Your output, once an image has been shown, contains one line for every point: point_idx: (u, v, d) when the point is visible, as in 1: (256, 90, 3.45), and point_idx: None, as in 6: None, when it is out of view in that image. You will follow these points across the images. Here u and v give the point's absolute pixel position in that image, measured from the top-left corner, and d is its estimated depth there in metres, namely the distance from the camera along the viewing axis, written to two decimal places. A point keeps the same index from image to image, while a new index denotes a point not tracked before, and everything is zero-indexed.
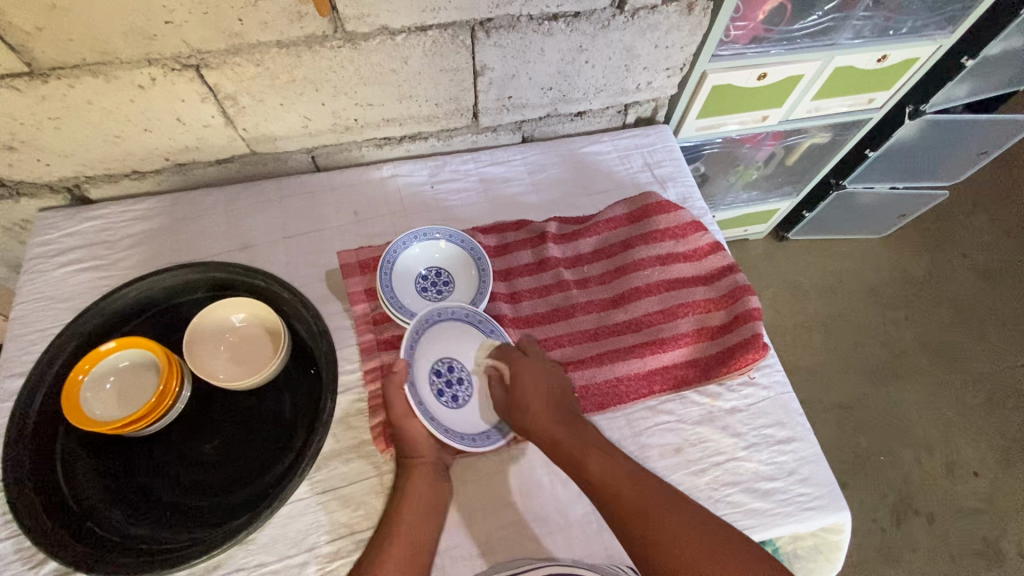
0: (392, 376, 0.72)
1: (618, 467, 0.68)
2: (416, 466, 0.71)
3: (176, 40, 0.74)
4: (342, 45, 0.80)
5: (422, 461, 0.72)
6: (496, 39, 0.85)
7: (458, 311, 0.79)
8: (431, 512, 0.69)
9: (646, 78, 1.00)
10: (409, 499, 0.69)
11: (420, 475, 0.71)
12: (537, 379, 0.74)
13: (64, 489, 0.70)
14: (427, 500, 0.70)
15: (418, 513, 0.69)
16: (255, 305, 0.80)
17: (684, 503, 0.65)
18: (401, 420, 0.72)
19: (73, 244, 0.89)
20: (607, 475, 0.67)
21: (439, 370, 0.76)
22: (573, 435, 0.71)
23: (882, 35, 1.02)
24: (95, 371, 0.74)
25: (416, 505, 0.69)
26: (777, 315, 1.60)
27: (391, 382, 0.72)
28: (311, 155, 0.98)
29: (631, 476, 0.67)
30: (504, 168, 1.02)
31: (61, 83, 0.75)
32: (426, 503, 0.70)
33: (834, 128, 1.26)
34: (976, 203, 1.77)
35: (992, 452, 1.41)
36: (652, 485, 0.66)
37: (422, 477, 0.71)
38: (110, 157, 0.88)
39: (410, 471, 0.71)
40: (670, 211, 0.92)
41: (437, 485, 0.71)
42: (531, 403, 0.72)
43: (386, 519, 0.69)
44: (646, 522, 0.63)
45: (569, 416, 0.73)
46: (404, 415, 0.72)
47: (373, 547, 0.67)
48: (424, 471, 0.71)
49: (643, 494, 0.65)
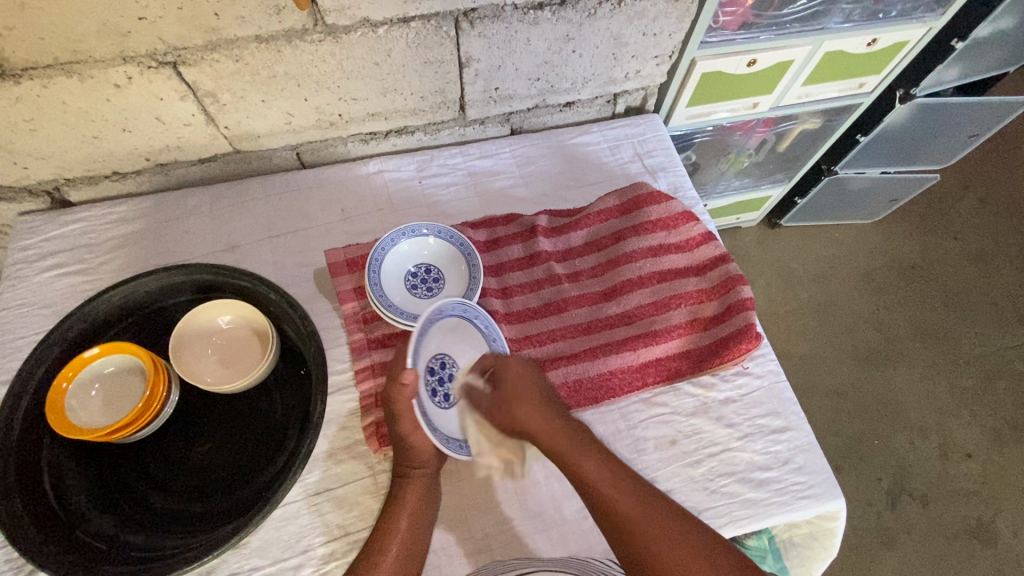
0: (400, 388, 0.66)
1: (616, 477, 0.65)
2: (415, 477, 0.70)
3: (151, 37, 0.72)
4: (322, 38, 0.78)
5: (422, 473, 0.70)
6: (481, 30, 0.83)
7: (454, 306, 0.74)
8: (426, 523, 0.68)
9: (635, 67, 0.99)
10: (405, 509, 0.68)
11: (416, 487, 0.69)
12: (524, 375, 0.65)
13: (52, 498, 0.68)
14: (423, 513, 0.69)
15: (412, 524, 0.67)
16: (242, 306, 0.79)
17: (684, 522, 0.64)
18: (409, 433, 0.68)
19: (55, 248, 0.87)
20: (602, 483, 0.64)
21: (433, 368, 0.72)
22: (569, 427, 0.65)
23: (871, 18, 1.01)
24: (79, 378, 0.73)
25: (411, 515, 0.68)
26: (770, 302, 1.60)
27: (399, 395, 0.67)
28: (296, 152, 0.97)
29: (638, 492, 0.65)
30: (492, 161, 1.01)
31: (35, 84, 0.73)
32: (422, 514, 0.68)
33: (825, 114, 1.25)
34: (967, 185, 1.77)
35: (985, 433, 1.42)
36: (654, 502, 0.64)
37: (418, 489, 0.69)
38: (90, 158, 0.86)
39: (408, 482, 0.69)
40: (661, 202, 0.91)
41: (431, 497, 0.70)
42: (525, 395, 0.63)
43: (378, 526, 0.67)
44: (648, 544, 0.62)
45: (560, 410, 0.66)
46: (411, 428, 0.68)
47: (364, 555, 0.66)
48: (421, 482, 0.70)
49: (648, 517, 0.63)
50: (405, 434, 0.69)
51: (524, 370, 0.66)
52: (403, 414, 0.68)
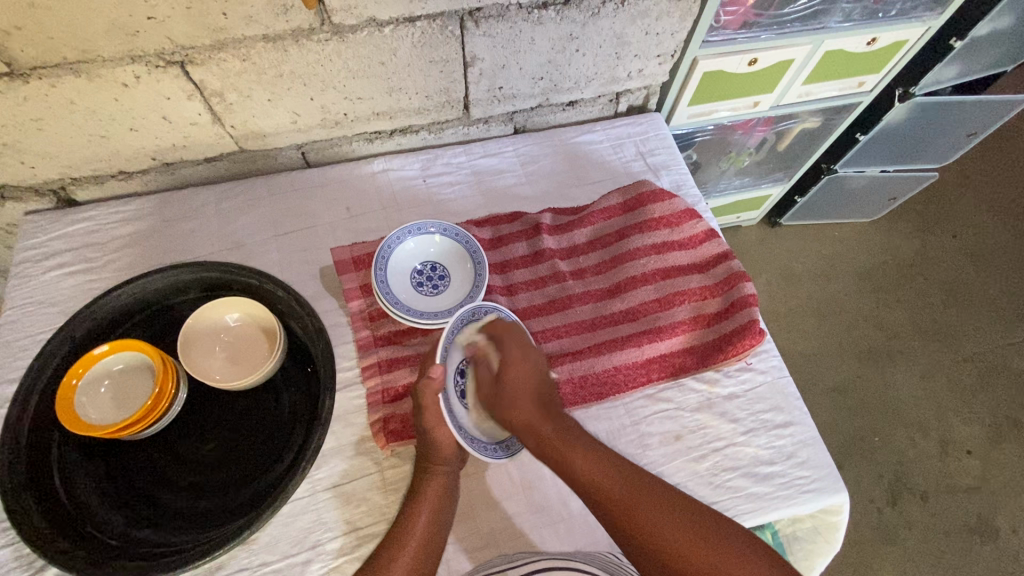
0: (428, 382, 0.69)
1: (611, 465, 0.66)
2: (436, 473, 0.70)
3: (159, 37, 0.73)
4: (329, 38, 0.78)
5: (443, 470, 0.70)
6: (485, 29, 0.84)
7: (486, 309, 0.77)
8: (444, 519, 0.68)
9: (637, 66, 0.99)
10: (424, 504, 0.68)
11: (437, 483, 0.69)
12: (523, 360, 0.73)
13: (63, 496, 0.69)
14: (442, 509, 0.68)
15: (431, 521, 0.67)
16: (249, 304, 0.79)
17: (688, 506, 0.62)
18: (432, 428, 0.69)
19: (62, 247, 0.88)
20: (599, 478, 0.64)
21: (462, 370, 0.75)
22: (556, 428, 0.68)
23: (870, 18, 1.02)
24: (89, 375, 0.73)
25: (430, 511, 0.68)
26: (771, 301, 1.61)
27: (426, 389, 0.69)
28: (301, 151, 0.97)
29: (636, 477, 0.65)
30: (496, 159, 1.01)
31: (43, 83, 0.74)
32: (440, 511, 0.68)
33: (825, 112, 1.26)
34: (965, 184, 1.78)
35: (984, 430, 1.43)
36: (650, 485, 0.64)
37: (439, 485, 0.69)
38: (97, 157, 0.86)
39: (430, 478, 0.69)
40: (665, 200, 0.91)
41: (451, 495, 0.70)
42: (517, 387, 0.71)
43: (398, 521, 0.67)
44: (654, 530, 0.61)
45: (550, 406, 0.71)
46: (436, 423, 0.69)
47: (382, 551, 0.65)
48: (441, 479, 0.70)
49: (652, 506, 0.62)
50: (430, 427, 0.70)
51: (525, 357, 0.73)
52: (428, 408, 0.69)
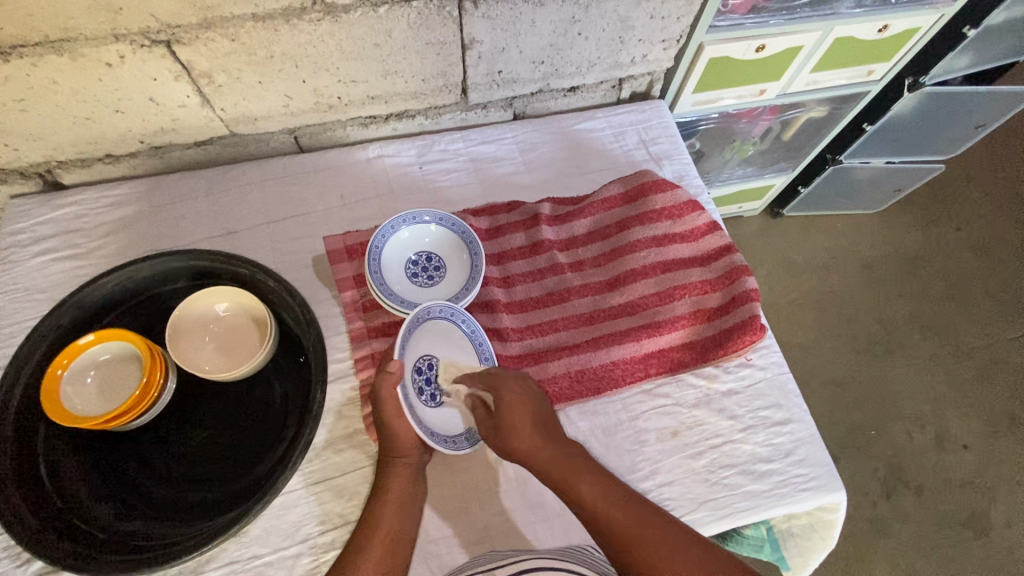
0: (386, 377, 0.67)
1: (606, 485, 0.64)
2: (398, 467, 0.68)
3: (142, 14, 0.69)
4: (321, 18, 0.75)
5: (404, 463, 0.69)
6: (484, 11, 0.81)
7: (444, 308, 0.75)
8: (413, 513, 0.67)
9: (641, 51, 0.96)
10: (389, 499, 0.66)
11: (401, 476, 0.68)
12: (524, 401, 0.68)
13: (49, 489, 0.67)
14: (409, 502, 0.67)
15: (399, 514, 0.66)
16: (238, 293, 0.77)
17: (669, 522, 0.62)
18: (392, 421, 0.67)
19: (48, 232, 0.85)
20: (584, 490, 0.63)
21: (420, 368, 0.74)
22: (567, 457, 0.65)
23: (882, 4, 0.99)
24: (75, 365, 0.72)
25: (396, 504, 0.66)
26: (771, 292, 1.59)
27: (386, 383, 0.67)
28: (293, 136, 0.95)
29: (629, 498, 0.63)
30: (494, 146, 0.99)
31: (24, 62, 0.71)
32: (407, 504, 0.67)
33: (832, 102, 1.23)
34: (971, 176, 1.75)
35: (981, 425, 1.43)
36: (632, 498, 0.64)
37: (402, 479, 0.68)
38: (83, 139, 0.84)
39: (393, 473, 0.68)
40: (666, 190, 0.89)
41: (417, 486, 0.69)
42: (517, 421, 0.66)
43: (363, 519, 0.66)
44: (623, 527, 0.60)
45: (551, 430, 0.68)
46: (394, 416, 0.67)
47: (350, 548, 0.64)
48: (405, 473, 0.69)
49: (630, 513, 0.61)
50: (387, 421, 0.68)
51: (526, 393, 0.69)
52: (386, 403, 0.67)
